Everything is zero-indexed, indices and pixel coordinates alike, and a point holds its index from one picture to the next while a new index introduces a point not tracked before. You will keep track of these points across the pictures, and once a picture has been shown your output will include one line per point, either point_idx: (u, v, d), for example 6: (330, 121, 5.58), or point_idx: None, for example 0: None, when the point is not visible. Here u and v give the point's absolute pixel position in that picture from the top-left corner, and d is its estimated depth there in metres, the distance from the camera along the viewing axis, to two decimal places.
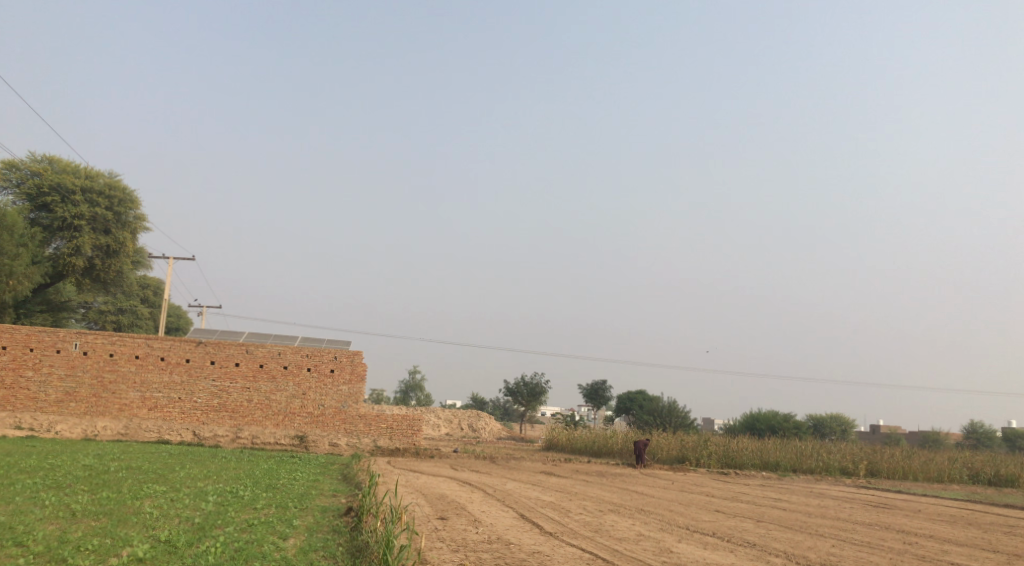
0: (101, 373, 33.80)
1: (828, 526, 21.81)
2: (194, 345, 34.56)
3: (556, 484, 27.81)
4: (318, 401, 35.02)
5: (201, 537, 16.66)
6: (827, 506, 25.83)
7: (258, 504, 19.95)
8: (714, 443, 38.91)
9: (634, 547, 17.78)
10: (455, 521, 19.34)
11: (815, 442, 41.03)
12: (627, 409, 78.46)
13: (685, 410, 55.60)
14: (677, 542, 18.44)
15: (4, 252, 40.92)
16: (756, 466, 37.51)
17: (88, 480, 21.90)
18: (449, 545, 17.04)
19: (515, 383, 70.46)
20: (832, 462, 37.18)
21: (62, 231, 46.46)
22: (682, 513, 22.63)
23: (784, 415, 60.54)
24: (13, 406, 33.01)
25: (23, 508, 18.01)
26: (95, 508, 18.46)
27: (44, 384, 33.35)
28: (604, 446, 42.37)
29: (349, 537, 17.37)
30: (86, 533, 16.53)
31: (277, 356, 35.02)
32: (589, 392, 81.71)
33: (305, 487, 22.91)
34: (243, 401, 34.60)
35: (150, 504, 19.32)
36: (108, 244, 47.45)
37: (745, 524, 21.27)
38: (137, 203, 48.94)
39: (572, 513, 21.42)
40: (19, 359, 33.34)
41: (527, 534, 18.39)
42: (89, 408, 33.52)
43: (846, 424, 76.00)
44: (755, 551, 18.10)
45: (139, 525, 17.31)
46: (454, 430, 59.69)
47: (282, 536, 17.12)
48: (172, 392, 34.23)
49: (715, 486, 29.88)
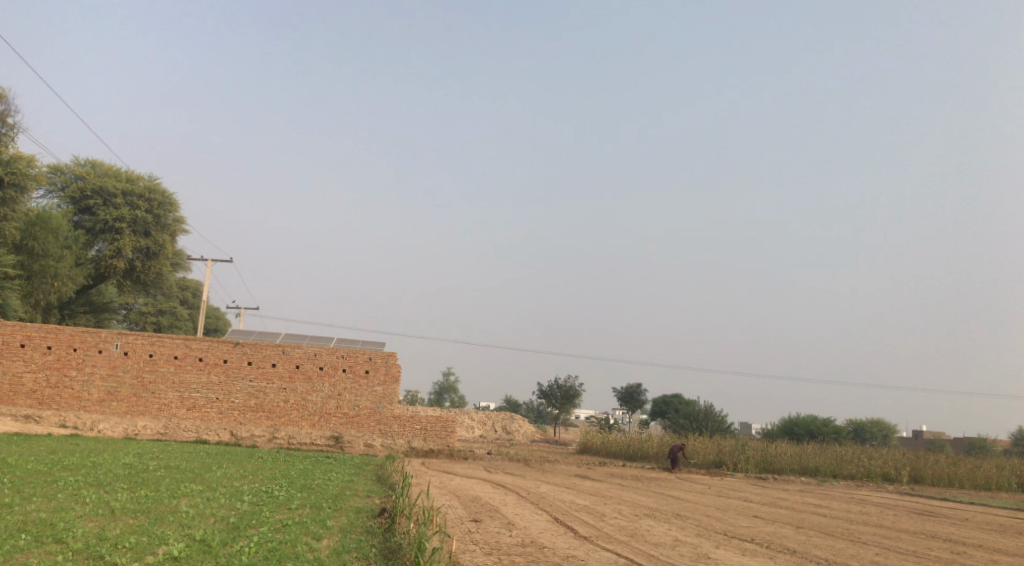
0: (141, 373, 34.17)
1: (872, 534, 21.34)
2: (231, 346, 34.76)
3: (591, 487, 27.55)
4: (353, 402, 35.07)
5: (235, 536, 16.68)
6: (870, 513, 25.31)
7: (293, 504, 19.95)
8: (751, 448, 38.41)
9: (671, 552, 17.48)
10: (489, 524, 19.18)
11: (856, 448, 40.35)
12: (663, 413, 77.86)
13: (722, 414, 55.00)
14: (714, 547, 18.13)
15: (49, 254, 41.57)
16: (795, 471, 36.97)
17: (128, 478, 22.11)
18: (482, 548, 16.89)
19: (549, 386, 70.26)
20: (873, 468, 36.54)
21: (104, 233, 47.11)
22: (720, 518, 22.29)
23: (824, 420, 59.67)
24: (58, 405, 33.49)
25: (63, 505, 18.17)
26: (134, 506, 18.58)
27: (87, 383, 33.80)
28: (639, 450, 42.01)
29: (383, 538, 17.28)
30: (124, 530, 16.61)
31: (313, 357, 35.12)
32: (624, 395, 81.24)
33: (339, 488, 22.92)
34: (280, 401, 34.74)
35: (187, 503, 19.42)
36: (148, 247, 48.02)
37: (784, 531, 20.88)
38: (176, 206, 49.40)
39: (607, 517, 21.17)
40: (63, 359, 33.79)
41: (562, 538, 18.18)
42: (130, 408, 33.96)
43: (887, 430, 74.74)
44: (795, 559, 17.73)
45: (176, 523, 17.37)
46: (488, 432, 59.60)
47: (316, 537, 17.07)
48: (211, 393, 34.49)
49: (752, 491, 29.43)
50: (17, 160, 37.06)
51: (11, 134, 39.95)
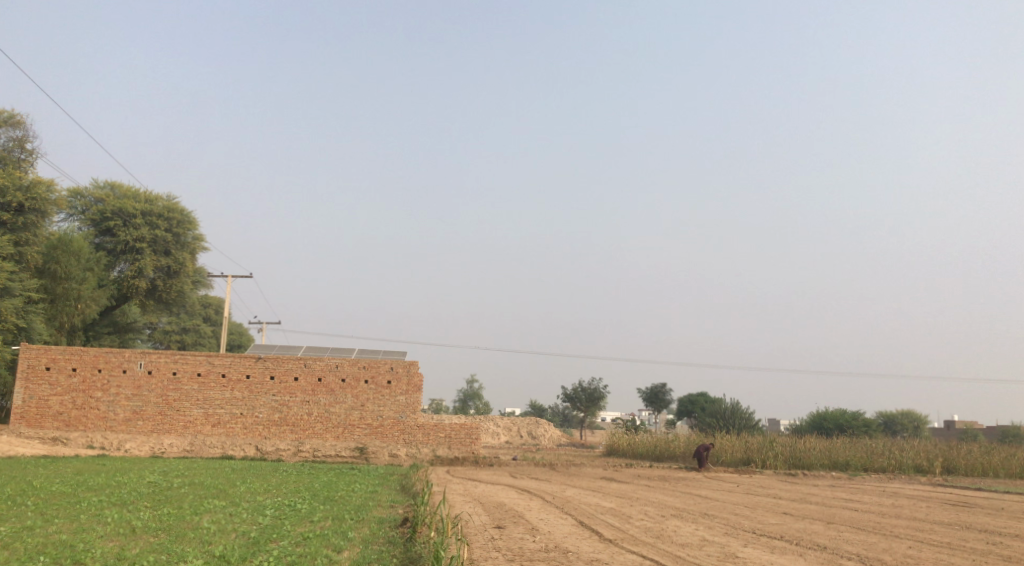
0: (166, 392, 34.19)
1: (905, 527, 20.89)
2: (253, 361, 34.69)
3: (617, 489, 27.23)
4: (376, 412, 34.90)
5: (255, 551, 16.53)
6: (903, 506, 24.81)
7: (316, 516, 19.80)
8: (780, 445, 37.91)
9: (698, 553, 17.14)
10: (512, 530, 18.93)
11: (887, 440, 39.74)
12: (689, 411, 77.20)
13: (748, 411, 54.43)
14: (742, 546, 17.77)
15: (72, 277, 41.69)
16: (825, 466, 36.45)
17: (151, 496, 22.03)
18: (505, 555, 16.63)
19: (574, 389, 69.89)
20: (905, 460, 35.98)
21: (125, 254, 47.26)
22: (748, 516, 21.92)
23: (853, 413, 58.96)
24: (85, 426, 33.57)
25: (85, 526, 18.09)
26: (156, 524, 18.48)
27: (113, 403, 33.87)
28: (666, 450, 41.62)
29: (404, 548, 17.08)
30: (144, 549, 16.51)
31: (334, 368, 34.99)
32: (649, 395, 80.67)
33: (363, 499, 22.73)
34: (303, 415, 34.62)
35: (209, 519, 19.31)
36: (169, 265, 48.10)
37: (814, 527, 20.49)
38: (194, 224, 49.54)
39: (633, 519, 20.87)
40: (88, 380, 33.88)
41: (586, 542, 17.90)
42: (156, 426, 33.99)
43: (918, 421, 73.79)
44: (826, 555, 17.35)
45: (196, 540, 17.24)
46: (514, 437, 59.32)
47: (336, 549, 16.90)
48: (234, 408, 34.41)
49: (782, 488, 28.98)
50: (36, 185, 37.23)
51: (30, 159, 40.20)
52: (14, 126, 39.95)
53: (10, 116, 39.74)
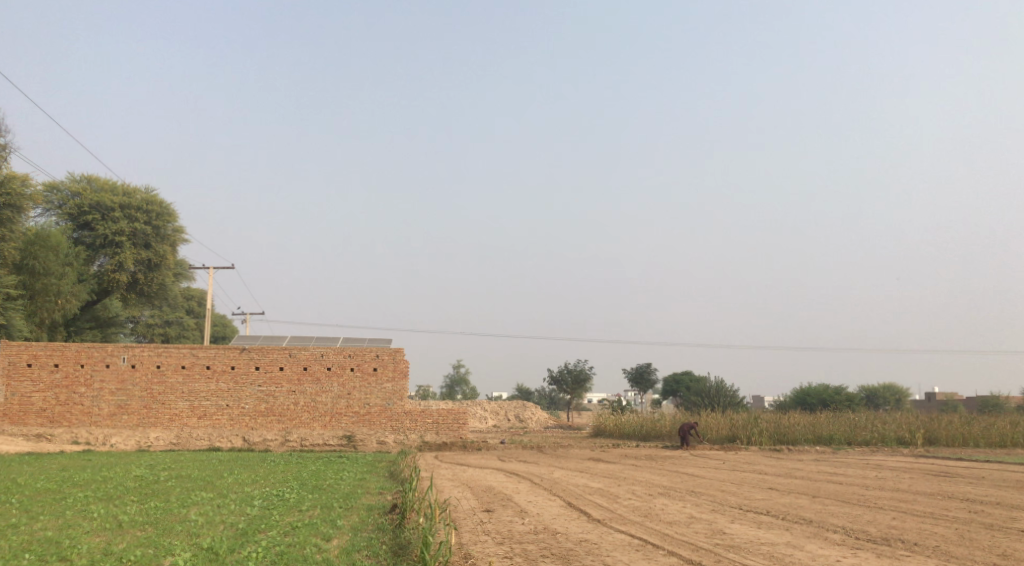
0: (150, 385, 34.00)
1: (889, 499, 21.08)
2: (238, 351, 34.52)
3: (604, 470, 27.38)
4: (362, 400, 34.78)
5: (244, 542, 16.49)
6: (887, 477, 25.06)
7: (304, 505, 19.80)
8: (765, 421, 38.18)
9: (686, 530, 17.22)
10: (501, 513, 18.97)
11: (869, 414, 40.07)
12: (674, 391, 77.49)
13: (733, 389, 54.77)
14: (729, 522, 17.87)
15: (51, 272, 41.31)
16: (810, 441, 36.74)
17: (138, 490, 21.92)
18: (493, 538, 16.66)
19: (559, 372, 70.07)
20: (887, 433, 36.35)
21: (104, 248, 46.88)
22: (734, 492, 22.09)
23: (835, 388, 59.46)
24: (69, 422, 33.39)
25: (70, 522, 18.00)
26: (143, 517, 18.41)
27: (97, 398, 33.66)
28: (652, 430, 41.82)
29: (393, 534, 17.10)
30: (131, 544, 16.43)
31: (320, 357, 34.87)
32: (634, 375, 80.95)
33: (351, 487, 22.72)
34: (290, 404, 34.49)
35: (196, 511, 19.23)
36: (149, 258, 47.74)
37: (800, 501, 20.65)
38: (174, 216, 49.19)
39: (621, 498, 20.97)
40: (71, 377, 33.65)
41: (574, 522, 17.97)
42: (142, 420, 33.81)
43: (901, 394, 74.44)
44: (812, 528, 17.47)
45: (184, 533, 17.19)
46: (501, 421, 59.40)
47: (325, 538, 16.88)
48: (220, 400, 34.26)
49: (767, 463, 29.18)
50: (11, 181, 36.79)
51: (4, 155, 39.71)
52: None
53: None
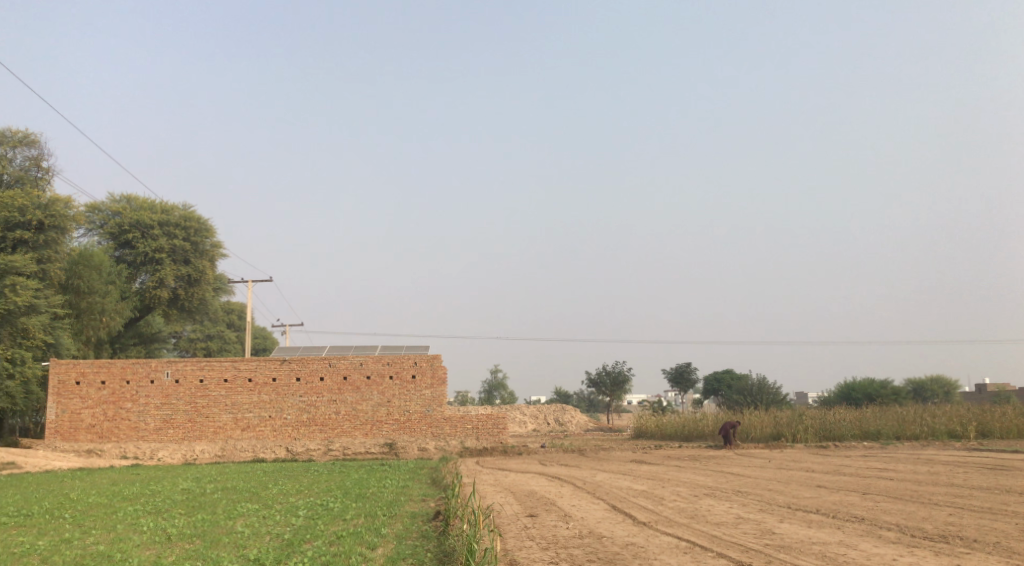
0: (194, 399, 34.35)
1: (943, 494, 20.61)
2: (278, 363, 34.73)
3: (647, 471, 27.13)
4: (402, 407, 34.83)
5: (290, 552, 16.52)
6: (939, 472, 24.54)
7: (348, 514, 19.82)
8: (809, 418, 37.64)
9: (734, 531, 16.97)
10: (545, 517, 18.84)
11: (918, 407, 39.36)
12: (716, 390, 76.70)
13: (775, 386, 54.12)
14: (778, 522, 17.58)
15: (95, 291, 41.92)
16: (857, 437, 36.14)
17: (186, 503, 22.11)
18: (539, 543, 16.54)
19: (598, 374, 69.73)
20: (938, 426, 35.63)
21: (145, 266, 47.51)
22: (782, 491, 21.75)
23: (881, 382, 58.47)
24: (117, 437, 33.86)
25: (121, 536, 18.18)
26: (191, 530, 18.55)
27: (143, 413, 34.08)
28: (694, 430, 41.41)
29: (438, 541, 17.05)
30: (180, 556, 16.55)
31: (359, 366, 34.95)
32: (674, 375, 80.31)
33: (395, 494, 22.73)
34: (331, 413, 34.62)
35: (242, 522, 19.33)
36: (189, 274, 48.31)
37: (850, 498, 20.27)
38: (212, 231, 49.82)
39: (666, 500, 20.74)
40: (117, 393, 34.11)
41: (620, 525, 17.79)
42: (187, 433, 34.15)
43: (949, 386, 73.02)
44: (864, 526, 17.13)
45: (231, 545, 17.26)
46: (541, 425, 59.24)
47: (370, 546, 16.88)
48: (263, 411, 34.47)
49: (814, 461, 28.75)
50: (54, 202, 37.42)
51: (46, 177, 40.42)
52: (29, 145, 40.11)
53: (25, 136, 39.90)
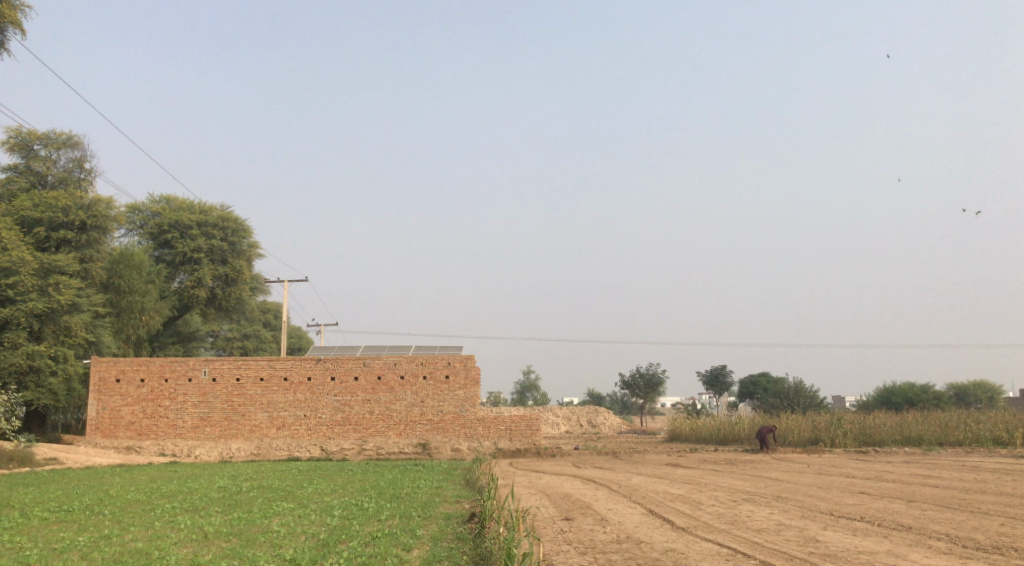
0: (231, 398, 34.54)
1: (991, 503, 20.10)
2: (313, 362, 34.83)
3: (683, 475, 26.78)
4: (436, 408, 34.76)
5: (325, 553, 16.45)
6: (985, 480, 23.96)
7: (383, 515, 19.75)
8: (848, 422, 37.06)
9: (776, 538, 16.63)
10: (582, 521, 18.63)
11: (961, 413, 38.61)
12: (751, 393, 75.83)
13: (813, 390, 53.41)
14: (822, 530, 17.20)
15: (135, 290, 42.30)
16: (898, 442, 35.51)
17: (223, 501, 22.21)
18: (576, 548, 16.33)
19: (631, 376, 69.29)
20: (982, 433, 34.89)
21: (184, 265, 47.92)
22: (823, 497, 21.33)
23: (922, 386, 57.50)
24: (155, 435, 34.13)
25: (159, 533, 18.24)
26: (228, 528, 18.57)
27: (181, 411, 34.32)
28: (730, 433, 40.95)
29: (473, 544, 16.90)
30: (217, 555, 16.55)
31: (393, 366, 34.94)
32: (709, 378, 79.57)
33: (429, 495, 22.66)
34: (365, 413, 34.65)
35: (278, 522, 19.32)
36: (227, 274, 48.68)
37: (895, 506, 19.81)
38: (249, 231, 50.18)
39: (704, 505, 20.40)
40: (156, 390, 34.38)
41: (658, 531, 17.51)
42: (223, 432, 34.33)
43: (992, 391, 71.57)
44: (912, 536, 16.71)
45: (267, 544, 17.24)
46: (574, 427, 58.97)
47: (406, 548, 16.76)
48: (298, 410, 34.56)
49: (854, 466, 28.25)
50: (96, 203, 37.84)
51: (89, 178, 40.86)
52: (73, 146, 40.58)
53: (68, 138, 40.37)
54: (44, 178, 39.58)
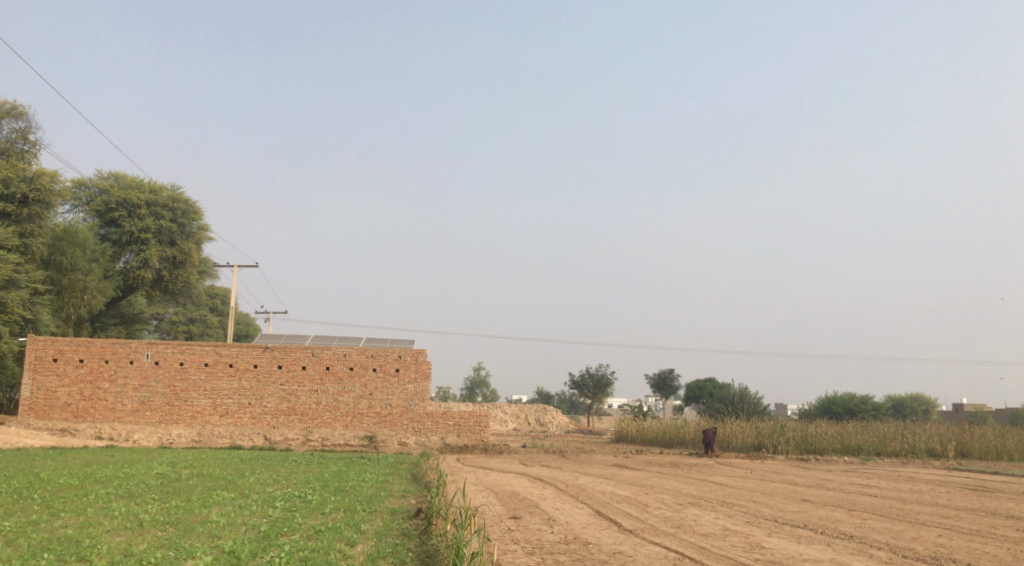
0: (173, 382, 33.82)
1: (929, 514, 20.40)
2: (261, 350, 34.25)
3: (629, 477, 26.83)
4: (384, 401, 34.45)
5: (266, 546, 16.08)
6: (923, 491, 24.38)
7: (326, 508, 19.40)
8: (791, 430, 37.46)
9: (722, 544, 16.67)
10: (529, 520, 18.51)
11: (899, 424, 39.33)
12: (697, 398, 76.50)
13: (757, 396, 54.04)
14: (767, 536, 17.31)
15: (78, 268, 41.21)
16: (838, 451, 36.02)
17: (160, 488, 21.66)
18: (524, 547, 16.20)
19: (581, 376, 69.40)
20: (918, 444, 35.53)
21: (130, 245, 46.88)
22: (768, 503, 21.51)
23: (862, 397, 58.57)
24: (93, 417, 33.28)
25: (91, 520, 17.69)
26: (164, 517, 18.09)
27: (121, 394, 33.54)
28: (675, 437, 41.21)
29: (419, 541, 16.67)
30: (151, 544, 16.06)
31: (342, 357, 34.52)
32: (656, 381, 80.16)
33: (374, 489, 22.35)
34: (311, 404, 34.19)
35: (217, 512, 18.87)
36: (174, 256, 47.71)
37: (837, 515, 20.01)
38: (200, 213, 49.01)
39: (651, 508, 20.42)
40: (95, 371, 33.54)
41: (606, 532, 17.46)
42: (164, 417, 33.64)
43: (929, 404, 73.25)
44: (854, 544, 16.89)
45: (205, 535, 16.80)
46: (522, 425, 58.93)
47: (349, 543, 16.46)
48: (242, 398, 34.02)
49: (796, 473, 28.59)
50: (40, 176, 36.69)
51: (33, 150, 39.72)
52: (17, 117, 39.38)
53: (12, 107, 39.16)
54: None
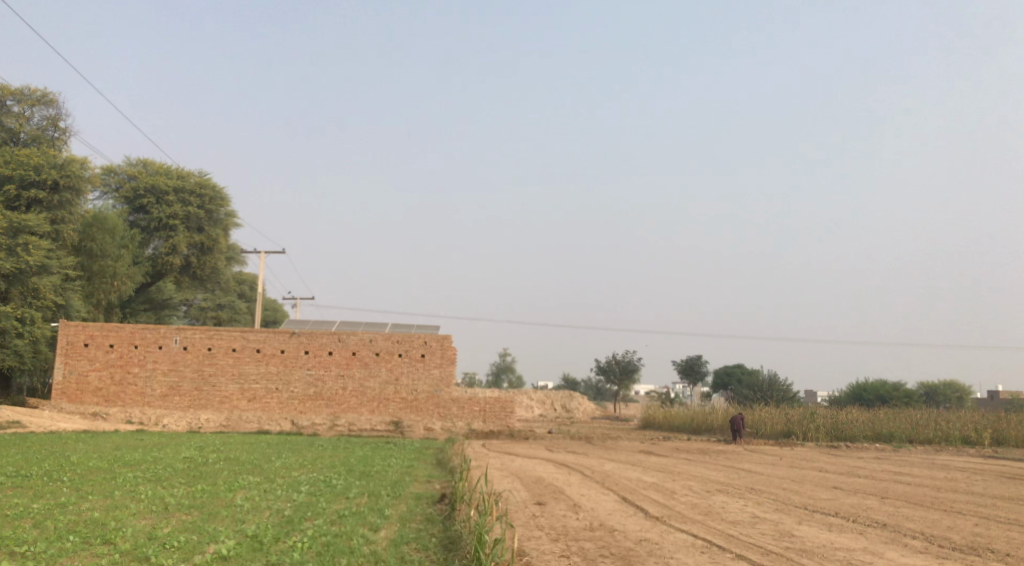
0: (202, 367, 33.96)
1: (965, 503, 19.96)
2: (288, 336, 34.27)
3: (656, 463, 26.56)
4: (410, 386, 34.36)
5: (289, 530, 15.99)
6: (957, 479, 23.89)
7: (351, 493, 19.32)
8: (821, 416, 36.97)
9: (752, 531, 16.38)
10: (554, 507, 18.32)
11: (932, 411, 38.65)
12: (725, 384, 75.84)
13: (786, 383, 53.47)
14: (797, 524, 16.98)
15: (107, 254, 41.46)
16: (869, 438, 35.52)
17: (187, 472, 21.72)
18: (548, 534, 16.01)
19: (607, 362, 69.07)
20: (952, 432, 34.90)
21: (159, 231, 47.05)
22: (797, 491, 21.17)
23: (894, 384, 57.79)
24: (123, 402, 33.49)
25: (117, 503, 17.72)
26: (189, 501, 18.09)
27: (150, 379, 33.72)
28: (702, 423, 40.87)
29: (443, 527, 16.53)
30: (175, 528, 16.02)
31: (368, 342, 34.46)
32: (683, 368, 79.62)
33: (399, 474, 22.29)
34: (338, 389, 34.19)
35: (243, 496, 18.85)
36: (202, 241, 47.93)
37: (869, 503, 19.64)
38: (227, 200, 49.11)
39: (678, 495, 20.15)
40: (126, 356, 33.73)
41: (632, 519, 17.22)
42: (193, 402, 33.79)
43: (962, 391, 72.20)
44: (888, 533, 16.53)
45: (229, 519, 16.76)
46: (548, 410, 58.77)
47: (372, 528, 16.34)
48: (270, 383, 34.07)
49: (826, 460, 28.18)
50: (70, 163, 36.86)
51: (63, 138, 39.94)
52: (48, 104, 39.57)
53: (43, 95, 39.33)
54: (17, 136, 38.65)
